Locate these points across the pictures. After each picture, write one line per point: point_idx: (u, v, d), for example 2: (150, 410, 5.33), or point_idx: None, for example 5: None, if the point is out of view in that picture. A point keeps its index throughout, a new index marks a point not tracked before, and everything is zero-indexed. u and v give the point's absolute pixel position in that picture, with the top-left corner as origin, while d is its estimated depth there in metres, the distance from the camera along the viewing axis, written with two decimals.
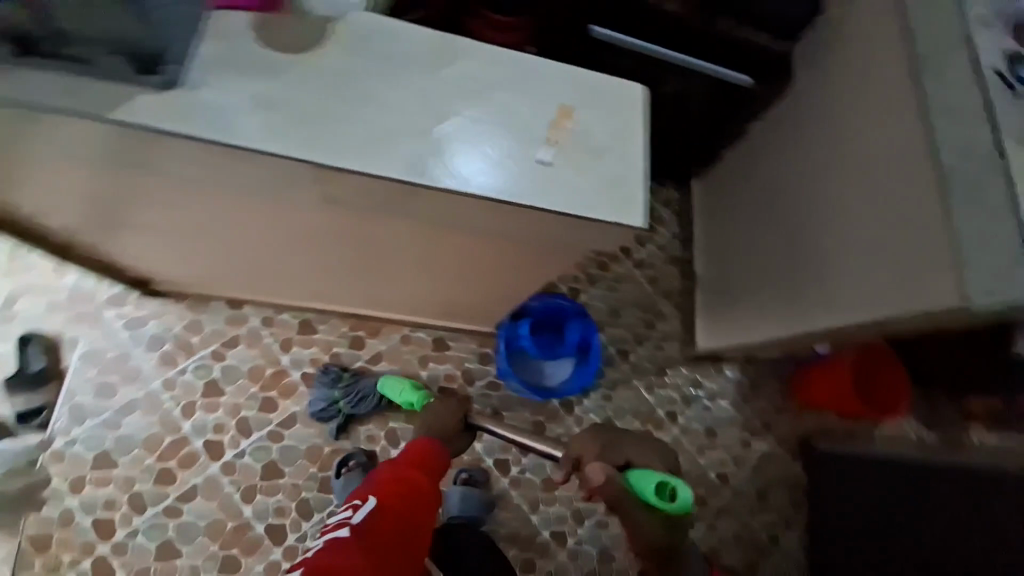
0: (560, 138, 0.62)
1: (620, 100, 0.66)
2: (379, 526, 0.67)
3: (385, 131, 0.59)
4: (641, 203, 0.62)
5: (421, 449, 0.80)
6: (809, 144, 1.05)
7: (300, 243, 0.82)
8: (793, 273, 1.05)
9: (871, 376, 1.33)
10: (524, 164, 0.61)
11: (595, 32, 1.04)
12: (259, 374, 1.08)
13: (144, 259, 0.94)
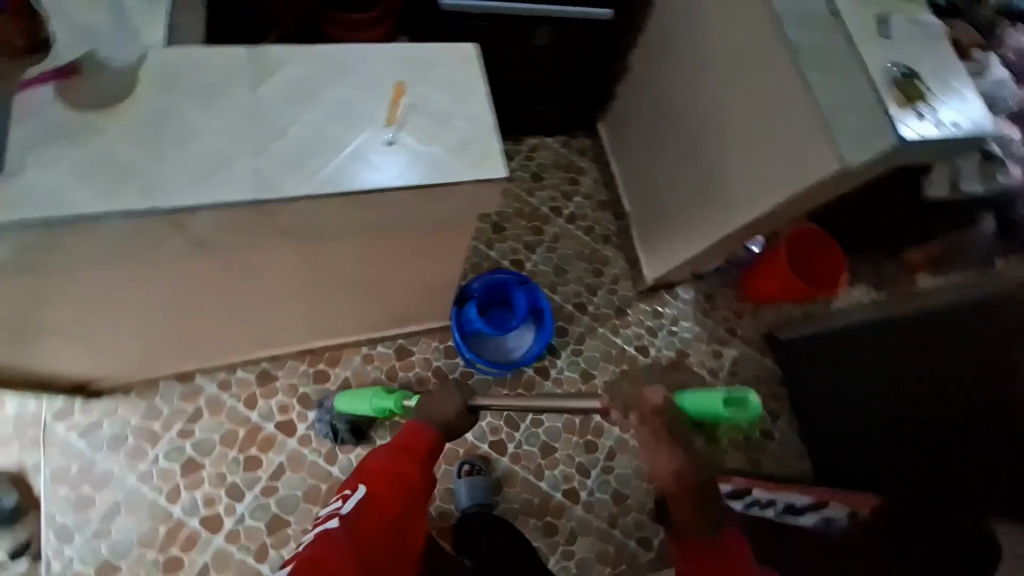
0: (398, 114, 0.61)
1: (449, 61, 0.64)
2: (363, 523, 0.62)
3: (215, 159, 0.57)
4: (499, 155, 0.62)
5: (413, 435, 0.73)
6: (679, 58, 1.09)
7: (223, 299, 0.82)
8: (703, 181, 1.09)
9: (808, 256, 1.38)
10: (367, 150, 0.60)
11: (446, 4, 1.06)
12: (232, 437, 1.07)
13: (64, 362, 0.91)
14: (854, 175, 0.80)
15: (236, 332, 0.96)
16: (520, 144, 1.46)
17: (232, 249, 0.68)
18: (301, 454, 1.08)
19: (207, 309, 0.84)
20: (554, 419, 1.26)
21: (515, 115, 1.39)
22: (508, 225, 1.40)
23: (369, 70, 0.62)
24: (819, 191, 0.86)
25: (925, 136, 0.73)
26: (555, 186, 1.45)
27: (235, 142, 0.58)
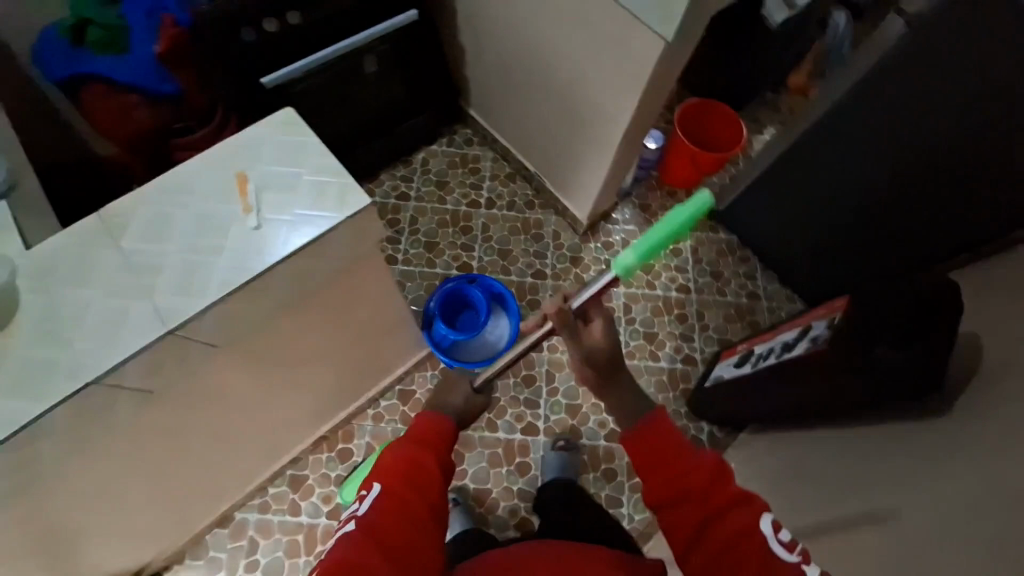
0: (250, 200, 0.65)
1: (272, 133, 0.69)
2: (380, 519, 0.65)
3: (115, 317, 0.60)
4: (355, 187, 0.67)
5: (427, 425, 0.78)
6: (497, 20, 1.15)
7: (212, 426, 0.85)
8: (572, 111, 1.15)
9: (707, 128, 1.45)
10: (241, 242, 0.64)
11: (268, 82, 1.12)
12: (295, 547, 1.09)
13: (101, 563, 0.93)
14: (681, 40, 0.86)
15: (245, 453, 1.00)
16: (412, 163, 1.51)
17: (190, 378, 0.71)
18: None
19: (206, 445, 0.88)
20: (566, 380, 1.30)
21: (393, 141, 1.43)
22: (439, 238, 1.43)
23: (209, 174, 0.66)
24: (664, 69, 0.92)
25: None
26: (461, 183, 1.51)
27: (124, 295, 0.61)
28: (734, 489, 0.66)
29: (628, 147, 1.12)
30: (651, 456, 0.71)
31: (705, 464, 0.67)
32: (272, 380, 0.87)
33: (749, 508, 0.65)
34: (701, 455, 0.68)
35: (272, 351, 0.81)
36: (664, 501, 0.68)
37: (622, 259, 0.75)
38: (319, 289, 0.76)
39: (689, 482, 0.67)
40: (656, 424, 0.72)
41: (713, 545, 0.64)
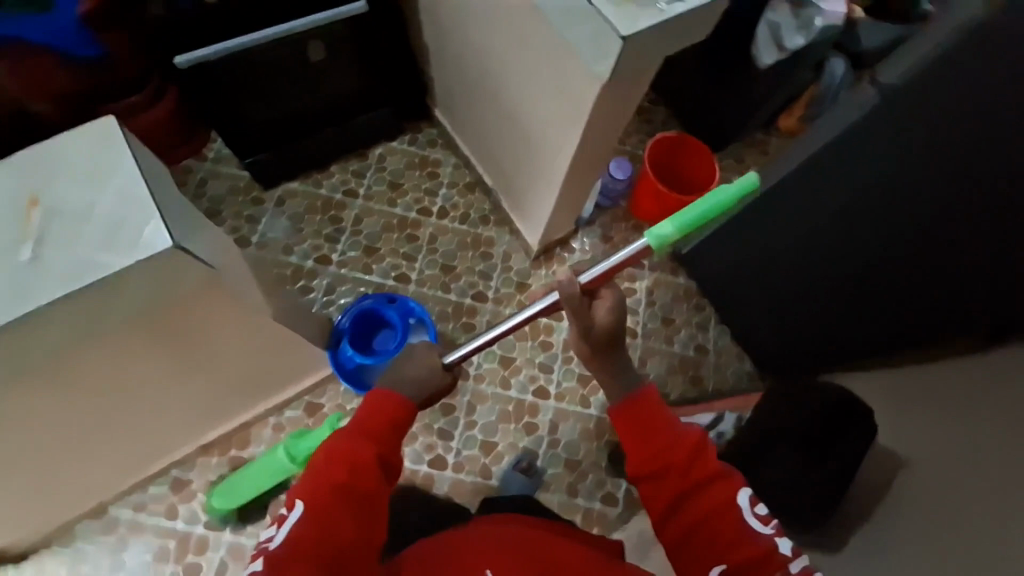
0: (31, 228, 0.47)
1: (85, 139, 0.50)
2: (308, 530, 0.65)
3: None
4: (159, 226, 0.48)
5: (373, 406, 0.74)
6: (453, 22, 1.05)
7: (56, 440, 0.77)
8: (522, 134, 1.05)
9: (683, 164, 1.36)
10: (5, 283, 0.47)
11: (184, 62, 1.06)
12: (166, 551, 1.04)
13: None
14: (625, 82, 0.76)
15: (109, 459, 0.92)
16: (367, 158, 1.40)
17: None
18: (240, 544, 1.05)
19: (52, 456, 0.80)
20: (486, 413, 1.23)
21: (346, 133, 1.34)
22: (380, 243, 1.34)
23: None
24: (609, 109, 0.82)
25: (655, 21, 0.67)
26: (416, 187, 1.40)
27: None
28: (712, 468, 0.70)
29: (574, 181, 1.03)
30: (636, 436, 0.73)
31: (686, 444, 0.71)
32: (128, 404, 0.77)
33: (726, 484, 0.69)
34: (683, 431, 0.72)
35: (122, 383, 0.69)
36: (646, 474, 0.71)
37: (663, 229, 0.69)
38: (154, 330, 0.60)
39: (671, 459, 0.70)
40: (643, 404, 0.74)
41: (692, 517, 0.68)
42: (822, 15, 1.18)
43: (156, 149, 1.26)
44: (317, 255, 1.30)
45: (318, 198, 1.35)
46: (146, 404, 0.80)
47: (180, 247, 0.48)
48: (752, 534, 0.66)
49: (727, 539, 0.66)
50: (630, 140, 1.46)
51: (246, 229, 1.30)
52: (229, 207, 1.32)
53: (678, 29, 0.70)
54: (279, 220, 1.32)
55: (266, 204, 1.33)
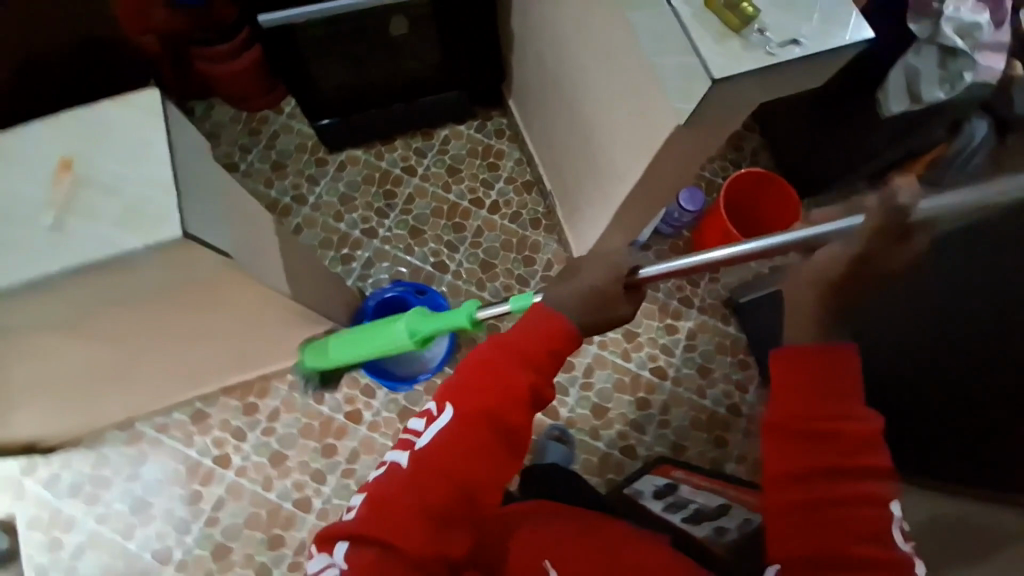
0: (62, 193, 0.50)
1: (125, 116, 0.52)
2: (447, 450, 0.60)
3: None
4: (173, 213, 0.49)
5: (538, 331, 0.65)
6: (539, 17, 0.98)
7: (87, 376, 0.81)
8: (588, 149, 0.97)
9: (761, 205, 1.23)
10: (30, 243, 0.49)
11: (268, 22, 1.03)
12: (177, 474, 1.13)
13: None
14: (707, 127, 0.67)
15: (134, 392, 0.98)
16: (431, 138, 1.39)
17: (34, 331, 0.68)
18: (240, 485, 1.13)
19: (81, 387, 0.85)
20: None
21: (415, 110, 1.31)
22: (426, 226, 1.33)
23: (38, 148, 0.51)
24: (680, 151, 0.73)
25: (756, 67, 0.57)
26: (474, 175, 1.37)
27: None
28: (870, 459, 0.55)
29: (632, 211, 0.95)
30: (799, 389, 0.58)
31: (856, 423, 0.56)
32: (147, 353, 0.79)
33: (874, 483, 0.54)
34: (862, 416, 0.57)
35: (150, 340, 0.74)
36: (793, 431, 0.57)
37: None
38: (163, 300, 0.59)
39: (835, 428, 0.56)
40: (814, 355, 0.59)
41: (823, 494, 0.54)
42: (975, 69, 0.96)
43: (231, 96, 1.32)
44: (364, 226, 1.31)
45: (377, 170, 1.36)
46: (171, 357, 0.84)
47: (192, 237, 0.49)
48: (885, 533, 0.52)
49: (852, 530, 0.52)
50: (710, 166, 1.37)
51: (304, 188, 1.33)
52: (292, 163, 1.34)
53: (779, 80, 0.61)
54: (336, 185, 1.34)
55: (328, 167, 1.35)
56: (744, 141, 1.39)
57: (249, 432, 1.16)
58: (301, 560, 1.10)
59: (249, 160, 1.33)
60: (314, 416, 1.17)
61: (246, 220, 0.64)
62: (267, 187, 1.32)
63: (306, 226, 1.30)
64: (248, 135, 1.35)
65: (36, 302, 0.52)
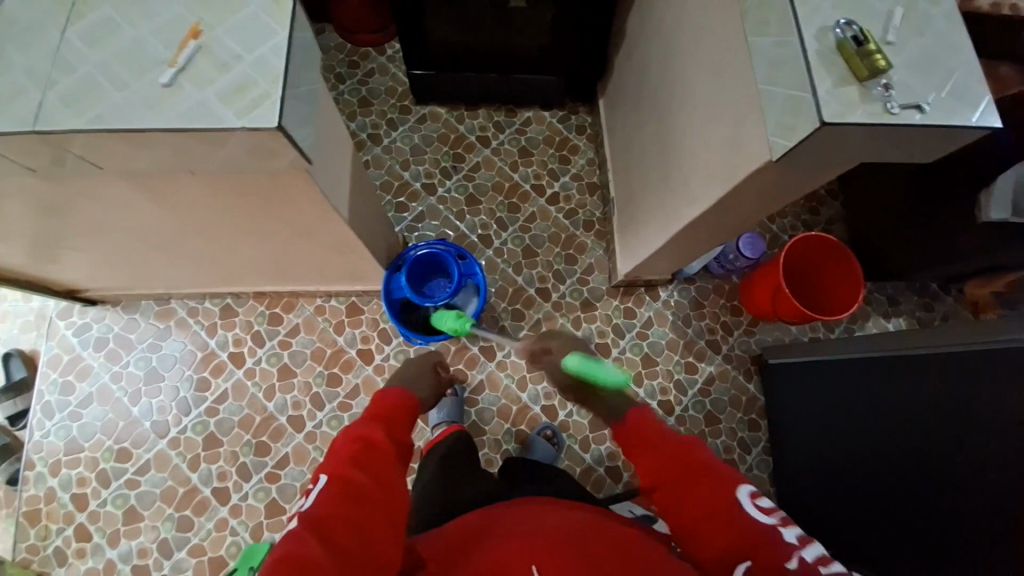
0: (180, 53, 0.53)
1: (255, 2, 0.55)
2: (328, 509, 0.57)
3: (7, 92, 0.53)
4: (276, 104, 0.52)
5: (380, 400, 0.73)
6: (655, 25, 0.96)
7: (147, 240, 0.86)
8: (666, 165, 0.96)
9: (819, 273, 1.19)
10: (141, 91, 0.52)
11: None
12: (194, 358, 1.20)
13: (35, 276, 1.03)
14: (797, 174, 0.65)
15: (179, 270, 1.04)
16: (513, 116, 1.40)
17: None
18: (244, 385, 1.18)
19: (138, 250, 0.91)
20: (490, 401, 1.22)
21: (507, 84, 1.33)
22: (484, 198, 1.34)
23: (171, 9, 0.55)
24: (760, 191, 0.71)
25: (868, 120, 0.55)
26: (543, 162, 1.37)
27: (21, 76, 0.53)
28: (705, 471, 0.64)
29: (692, 239, 0.94)
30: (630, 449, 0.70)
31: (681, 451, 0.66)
32: (201, 234, 0.83)
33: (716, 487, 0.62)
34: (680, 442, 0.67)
35: (209, 222, 0.78)
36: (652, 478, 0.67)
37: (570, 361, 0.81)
38: (234, 182, 0.62)
39: (673, 466, 0.65)
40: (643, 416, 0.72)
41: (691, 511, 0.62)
42: None
43: (342, 25, 1.37)
44: (426, 181, 1.34)
45: (453, 131, 1.38)
46: (222, 245, 0.89)
47: (284, 130, 0.52)
48: (788, 562, 0.57)
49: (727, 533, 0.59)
50: (780, 221, 1.34)
51: (382, 129, 1.36)
52: (378, 103, 1.38)
53: (888, 141, 0.59)
54: (411, 135, 1.37)
55: (409, 117, 1.38)
56: (823, 206, 1.35)
57: (267, 339, 1.21)
58: (279, 472, 1.14)
59: (340, 89, 1.37)
60: (329, 344, 1.21)
61: (326, 133, 0.66)
62: (349, 119, 1.36)
63: (374, 165, 1.34)
64: (345, 66, 1.39)
65: (121, 149, 0.55)
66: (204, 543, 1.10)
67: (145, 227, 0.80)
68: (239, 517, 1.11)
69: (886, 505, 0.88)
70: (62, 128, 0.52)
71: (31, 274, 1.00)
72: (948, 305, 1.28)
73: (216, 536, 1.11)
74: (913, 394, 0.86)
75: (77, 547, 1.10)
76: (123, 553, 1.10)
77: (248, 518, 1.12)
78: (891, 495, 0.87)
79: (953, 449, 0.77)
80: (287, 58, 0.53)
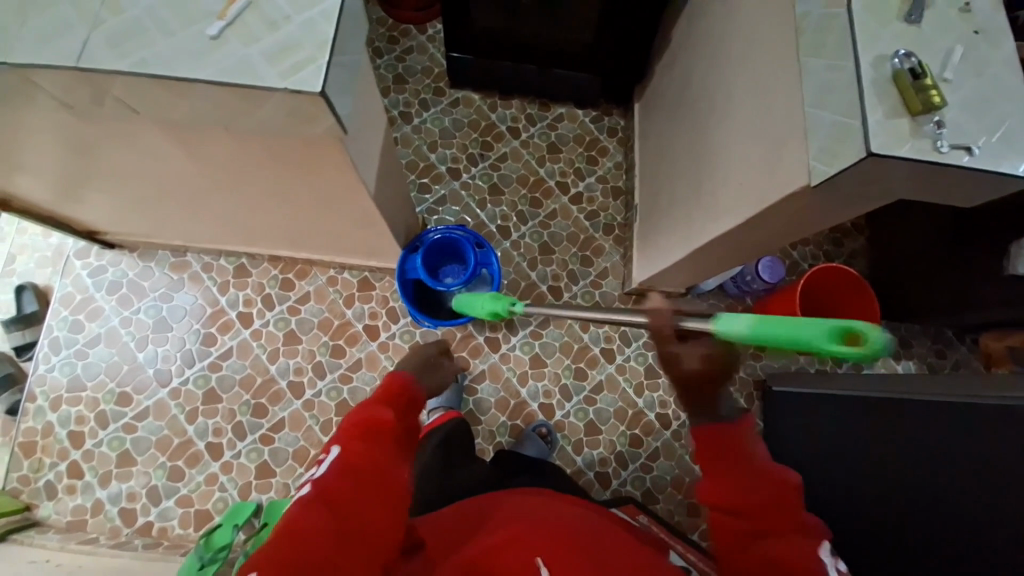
0: (230, 7, 0.53)
1: None
2: (333, 484, 0.58)
3: (57, 24, 0.53)
4: (320, 69, 0.52)
5: (390, 383, 0.72)
6: (704, 34, 0.94)
7: (170, 190, 0.87)
8: (696, 179, 0.95)
9: (834, 305, 1.18)
10: (188, 40, 0.52)
11: None
12: (204, 313, 1.21)
13: (58, 213, 1.04)
14: (832, 203, 0.64)
15: (199, 224, 1.04)
16: (547, 110, 1.39)
17: None
18: (249, 344, 1.19)
19: (162, 199, 0.91)
20: (488, 392, 1.22)
21: (545, 77, 1.32)
22: (507, 189, 1.33)
23: None
24: (791, 215, 0.70)
25: (915, 155, 0.54)
26: (570, 161, 1.36)
27: (71, 11, 0.53)
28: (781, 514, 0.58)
29: (712, 255, 0.93)
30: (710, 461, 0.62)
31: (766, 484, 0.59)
32: (226, 191, 0.84)
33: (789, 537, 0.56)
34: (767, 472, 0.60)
35: (236, 180, 0.78)
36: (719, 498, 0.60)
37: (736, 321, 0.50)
38: (267, 142, 0.63)
39: (752, 496, 0.59)
40: (723, 430, 0.63)
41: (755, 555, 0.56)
42: None
43: None
44: (452, 165, 1.33)
45: (484, 118, 1.37)
46: (244, 203, 0.89)
47: (324, 97, 0.52)
48: None
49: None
50: (801, 248, 1.32)
51: (414, 109, 1.36)
52: (413, 82, 1.37)
53: (933, 180, 0.57)
54: (442, 117, 1.36)
55: (442, 99, 1.37)
56: (847, 239, 1.33)
57: (277, 304, 1.21)
58: (273, 435, 1.15)
59: (377, 63, 1.37)
60: (337, 315, 1.21)
61: (363, 106, 0.66)
62: (383, 93, 1.36)
63: (401, 143, 1.34)
64: (385, 40, 1.39)
65: (162, 96, 0.55)
66: (192, 495, 1.12)
67: (171, 178, 0.81)
68: (228, 474, 1.13)
69: (872, 548, 0.87)
70: (105, 69, 0.52)
71: (54, 210, 1.01)
72: (960, 353, 1.27)
73: (205, 490, 1.12)
74: (919, 438, 0.85)
75: (69, 483, 1.12)
76: (113, 494, 1.12)
77: (237, 476, 1.13)
78: (880, 538, 0.86)
79: (947, 496, 0.77)
80: (336, 25, 0.53)
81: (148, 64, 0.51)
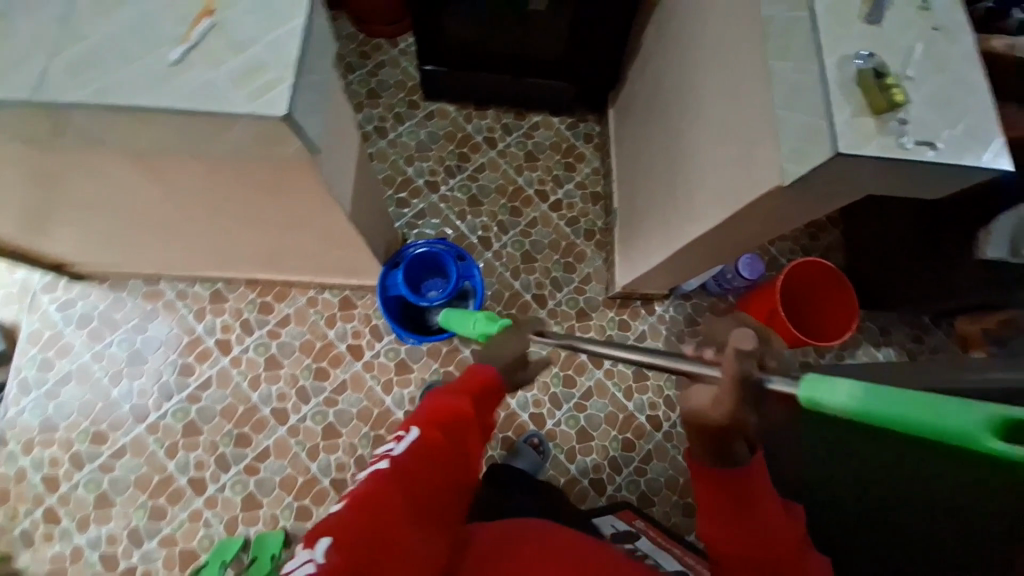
0: (189, 32, 0.51)
1: None
2: (413, 464, 0.59)
3: (7, 57, 0.51)
4: (285, 92, 0.51)
5: (476, 372, 0.70)
6: (672, 39, 0.96)
7: (137, 220, 0.84)
8: (672, 182, 0.96)
9: (815, 298, 1.20)
10: (147, 69, 0.51)
11: None
12: (180, 342, 1.17)
13: (20, 249, 1.00)
14: (805, 202, 0.65)
15: (171, 252, 1.01)
16: (522, 119, 1.39)
17: None
18: (229, 372, 1.16)
19: (129, 228, 0.88)
20: None
21: (518, 87, 1.32)
22: (486, 200, 1.33)
23: None
24: (766, 215, 0.71)
25: (882, 153, 0.55)
26: (548, 168, 1.37)
27: (21, 43, 0.51)
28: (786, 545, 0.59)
29: (692, 257, 0.93)
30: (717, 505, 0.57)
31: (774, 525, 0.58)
32: (197, 218, 0.81)
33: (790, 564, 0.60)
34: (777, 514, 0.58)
35: (207, 207, 0.76)
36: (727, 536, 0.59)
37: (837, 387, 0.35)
38: (235, 168, 0.61)
39: (758, 538, 0.58)
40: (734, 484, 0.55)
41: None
42: None
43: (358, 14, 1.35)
44: (430, 178, 1.32)
45: (460, 130, 1.37)
46: (216, 229, 0.87)
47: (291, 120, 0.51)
48: None
49: None
50: (779, 244, 1.34)
51: (389, 123, 1.35)
52: (387, 96, 1.36)
53: (899, 176, 0.59)
54: (417, 131, 1.35)
55: (417, 112, 1.36)
56: (822, 232, 1.36)
57: (257, 328, 1.18)
58: (259, 465, 1.12)
59: (349, 79, 1.35)
60: (320, 337, 1.19)
61: (333, 126, 0.65)
62: (356, 109, 1.35)
63: (377, 159, 1.32)
64: (356, 56, 1.38)
65: (122, 127, 0.53)
66: (176, 534, 1.08)
67: (138, 208, 0.78)
68: (214, 509, 1.09)
69: None
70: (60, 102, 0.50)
71: (15, 246, 0.97)
72: (936, 338, 1.30)
73: (189, 527, 1.08)
74: None
75: (44, 531, 1.07)
76: (92, 539, 1.07)
77: (223, 510, 1.09)
78: None
79: None
80: (302, 45, 0.52)
81: (106, 95, 0.50)
